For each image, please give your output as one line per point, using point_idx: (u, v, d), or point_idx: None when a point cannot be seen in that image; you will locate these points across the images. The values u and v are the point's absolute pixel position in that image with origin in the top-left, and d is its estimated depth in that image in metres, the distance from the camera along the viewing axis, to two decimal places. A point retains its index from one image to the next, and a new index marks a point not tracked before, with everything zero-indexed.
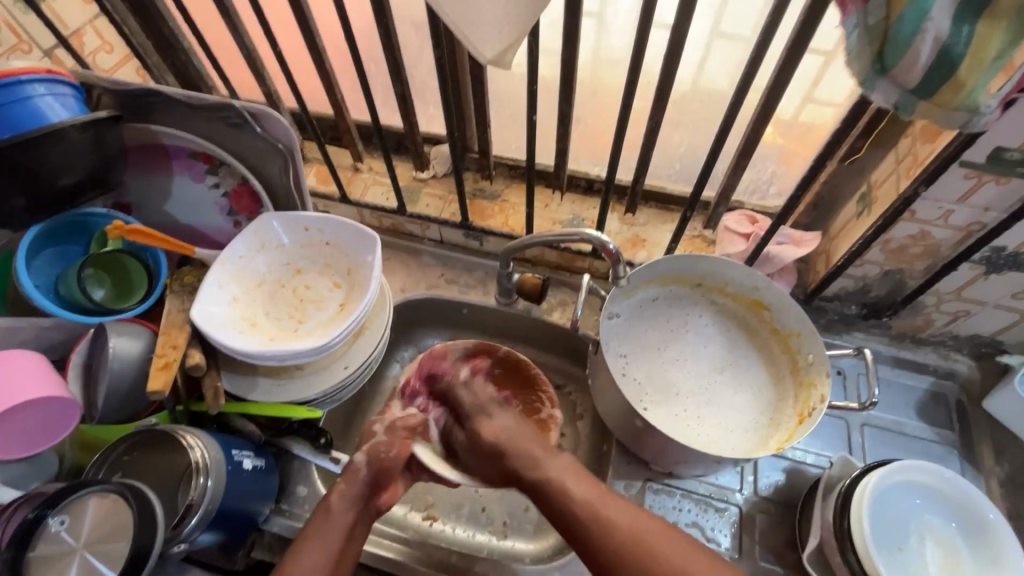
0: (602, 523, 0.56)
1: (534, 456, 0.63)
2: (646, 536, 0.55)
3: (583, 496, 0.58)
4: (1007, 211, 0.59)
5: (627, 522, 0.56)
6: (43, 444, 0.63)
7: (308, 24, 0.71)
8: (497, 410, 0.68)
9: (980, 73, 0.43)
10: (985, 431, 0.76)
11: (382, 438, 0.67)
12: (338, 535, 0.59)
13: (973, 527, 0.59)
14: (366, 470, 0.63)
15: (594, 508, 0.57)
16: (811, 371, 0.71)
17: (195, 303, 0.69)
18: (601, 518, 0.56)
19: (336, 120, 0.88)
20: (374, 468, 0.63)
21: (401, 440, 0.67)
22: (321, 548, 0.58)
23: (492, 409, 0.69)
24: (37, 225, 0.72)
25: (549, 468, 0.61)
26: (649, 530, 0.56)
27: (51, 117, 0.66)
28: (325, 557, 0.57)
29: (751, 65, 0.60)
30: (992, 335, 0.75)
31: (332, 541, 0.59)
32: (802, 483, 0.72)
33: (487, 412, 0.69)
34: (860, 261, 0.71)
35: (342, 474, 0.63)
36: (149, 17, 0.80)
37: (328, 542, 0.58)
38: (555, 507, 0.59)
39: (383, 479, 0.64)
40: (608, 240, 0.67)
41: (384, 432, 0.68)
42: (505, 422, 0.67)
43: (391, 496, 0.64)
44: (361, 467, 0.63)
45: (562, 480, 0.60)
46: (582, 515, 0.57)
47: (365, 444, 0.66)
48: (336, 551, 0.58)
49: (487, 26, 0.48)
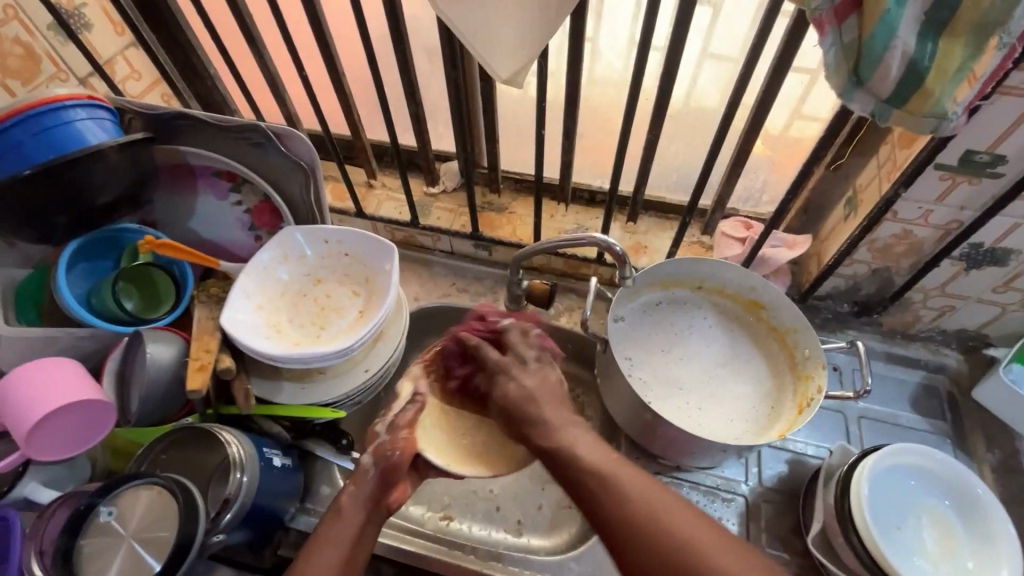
0: (620, 498, 0.52)
1: (550, 426, 0.61)
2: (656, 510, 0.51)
3: (597, 462, 0.56)
4: (981, 209, 0.64)
5: (640, 490, 0.53)
6: (81, 446, 0.66)
7: (330, 50, 0.76)
8: (518, 372, 0.67)
9: (945, 83, 0.48)
10: (976, 420, 0.80)
11: (385, 438, 0.67)
12: (348, 536, 0.59)
13: (966, 506, 0.63)
14: (374, 470, 0.64)
15: (603, 473, 0.55)
16: (808, 365, 0.75)
17: (225, 310, 0.73)
18: (612, 487, 0.53)
19: (352, 139, 0.93)
20: (382, 468, 0.65)
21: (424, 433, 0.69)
22: (333, 548, 0.58)
23: (517, 370, 0.68)
24: (74, 240, 0.76)
25: (564, 435, 0.60)
26: (667, 506, 0.51)
27: (90, 138, 0.71)
28: (339, 556, 0.57)
29: (740, 81, 0.65)
30: (977, 328, 0.79)
31: (343, 542, 0.59)
32: (804, 473, 0.76)
33: (513, 374, 0.67)
34: (850, 261, 0.76)
35: (352, 477, 0.64)
36: (180, 47, 0.86)
37: (340, 541, 0.59)
38: (571, 471, 0.57)
39: (390, 481, 0.65)
40: (614, 243, 0.72)
41: (387, 431, 0.68)
42: (525, 386, 0.66)
43: (400, 495, 0.65)
44: (370, 468, 0.64)
45: (575, 451, 0.57)
46: (594, 481, 0.54)
47: (369, 445, 0.67)
48: (345, 557, 0.58)
49: (502, 49, 0.54)
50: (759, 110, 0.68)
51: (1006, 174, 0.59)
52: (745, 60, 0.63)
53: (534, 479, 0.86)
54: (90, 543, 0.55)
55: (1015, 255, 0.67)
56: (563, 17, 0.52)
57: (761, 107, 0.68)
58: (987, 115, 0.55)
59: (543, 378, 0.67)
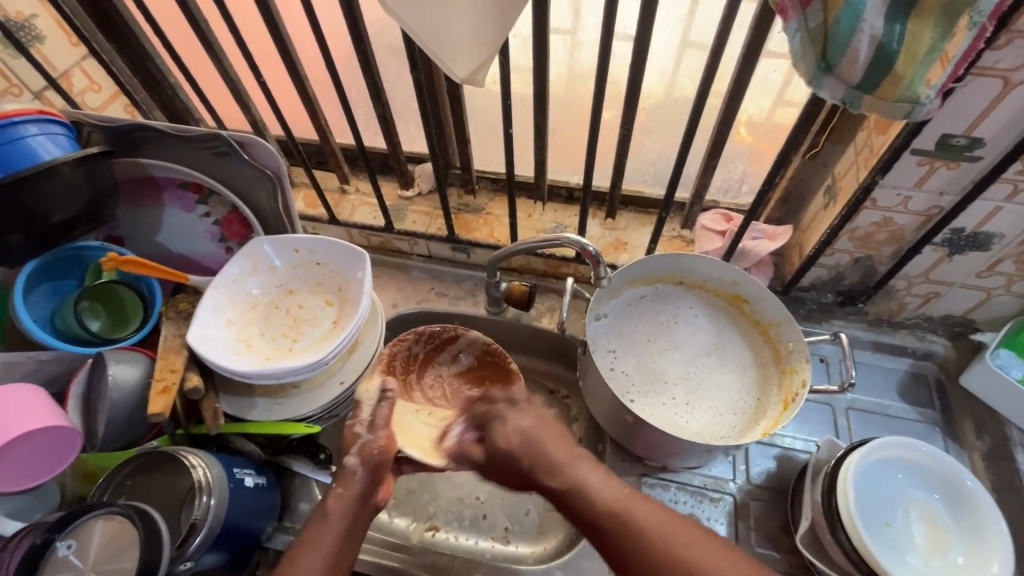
0: (643, 542, 0.50)
1: (557, 464, 0.58)
2: (675, 546, 0.50)
3: (610, 501, 0.54)
4: (960, 194, 0.62)
5: (657, 526, 0.51)
6: (45, 475, 0.64)
7: (290, 55, 0.74)
8: (512, 413, 0.65)
9: (916, 66, 0.46)
10: (965, 407, 0.78)
11: (367, 437, 0.64)
12: (331, 541, 0.57)
13: (954, 499, 0.62)
14: (361, 471, 0.62)
15: (622, 516, 0.52)
16: (792, 358, 0.74)
17: (191, 327, 0.70)
18: (627, 522, 0.52)
19: (321, 144, 0.90)
20: (369, 467, 0.62)
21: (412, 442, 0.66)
22: (318, 548, 0.56)
23: (509, 411, 0.66)
24: (32, 261, 0.73)
25: (573, 475, 0.57)
26: (683, 539, 0.50)
27: (43, 155, 0.69)
28: (322, 559, 0.56)
29: (710, 70, 0.63)
30: (963, 314, 0.78)
31: (325, 547, 0.57)
32: (792, 468, 0.74)
33: (503, 416, 0.65)
34: (831, 250, 0.74)
35: (337, 478, 0.62)
36: (137, 56, 0.83)
37: (325, 545, 0.57)
38: (583, 511, 0.55)
39: (380, 475, 0.63)
40: (588, 243, 0.70)
41: (368, 430, 0.65)
42: (522, 423, 0.63)
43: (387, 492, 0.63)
44: (356, 469, 0.62)
45: (588, 490, 0.55)
46: (614, 526, 0.52)
47: (351, 446, 0.64)
48: (330, 560, 0.56)
49: (458, 49, 0.52)
50: (732, 99, 0.66)
51: (984, 158, 0.58)
52: (712, 49, 0.61)
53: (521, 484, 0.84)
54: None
55: (997, 239, 0.66)
56: (517, 11, 0.49)
57: (734, 96, 0.66)
58: (961, 98, 0.53)
59: (537, 417, 0.65)
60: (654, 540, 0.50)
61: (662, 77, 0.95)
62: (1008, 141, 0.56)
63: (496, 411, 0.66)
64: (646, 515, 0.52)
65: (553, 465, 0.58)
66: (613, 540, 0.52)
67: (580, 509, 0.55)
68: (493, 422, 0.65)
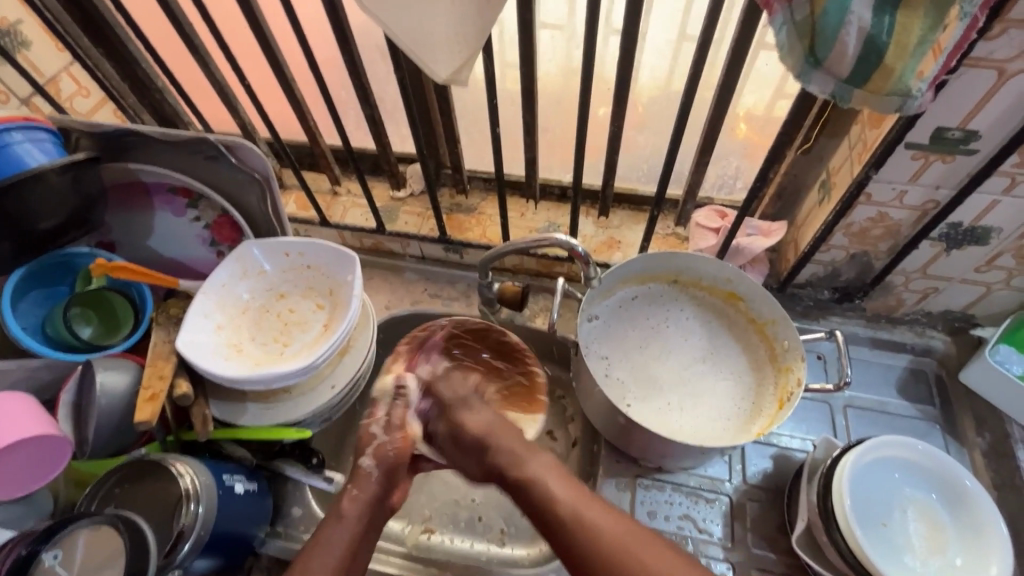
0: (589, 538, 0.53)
1: (518, 456, 0.61)
2: (632, 546, 0.52)
3: (568, 500, 0.56)
4: (956, 188, 0.61)
5: (613, 529, 0.53)
6: (36, 483, 0.64)
7: (276, 57, 0.73)
8: (478, 404, 0.66)
9: (906, 59, 0.45)
10: (965, 404, 0.77)
11: (383, 438, 0.65)
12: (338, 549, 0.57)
13: (952, 498, 0.61)
14: (376, 472, 0.63)
15: (574, 513, 0.55)
16: (788, 357, 0.73)
17: (181, 333, 0.70)
18: (584, 525, 0.54)
19: (311, 146, 0.90)
20: (384, 469, 0.64)
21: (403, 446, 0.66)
22: (327, 554, 0.57)
23: (472, 403, 0.67)
24: (20, 269, 0.73)
25: (530, 468, 0.59)
26: (640, 543, 0.52)
27: (30, 162, 0.68)
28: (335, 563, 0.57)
29: (698, 66, 0.62)
30: (962, 309, 0.77)
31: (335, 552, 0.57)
32: (789, 468, 0.73)
33: (470, 406, 0.66)
34: (826, 246, 0.73)
35: (353, 480, 0.63)
36: (123, 60, 0.83)
37: (334, 550, 0.57)
38: (542, 509, 0.57)
39: (394, 479, 0.64)
40: (577, 244, 0.69)
41: (384, 431, 0.65)
42: (488, 419, 0.64)
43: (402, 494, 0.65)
44: (372, 471, 0.63)
45: (541, 483, 0.58)
46: (564, 520, 0.55)
47: (368, 447, 0.65)
48: (344, 559, 0.57)
49: (439, 48, 0.51)
50: (723, 95, 0.65)
51: (980, 151, 0.57)
52: (700, 43, 0.60)
53: None
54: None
55: (996, 233, 0.65)
56: (497, 8, 0.48)
57: (725, 91, 0.65)
58: (956, 90, 0.52)
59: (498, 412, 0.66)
60: (602, 537, 0.53)
61: (657, 72, 0.93)
62: (1004, 133, 0.54)
63: (458, 403, 0.66)
64: (597, 513, 0.55)
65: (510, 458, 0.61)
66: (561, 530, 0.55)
67: (539, 507, 0.57)
68: (457, 415, 0.65)
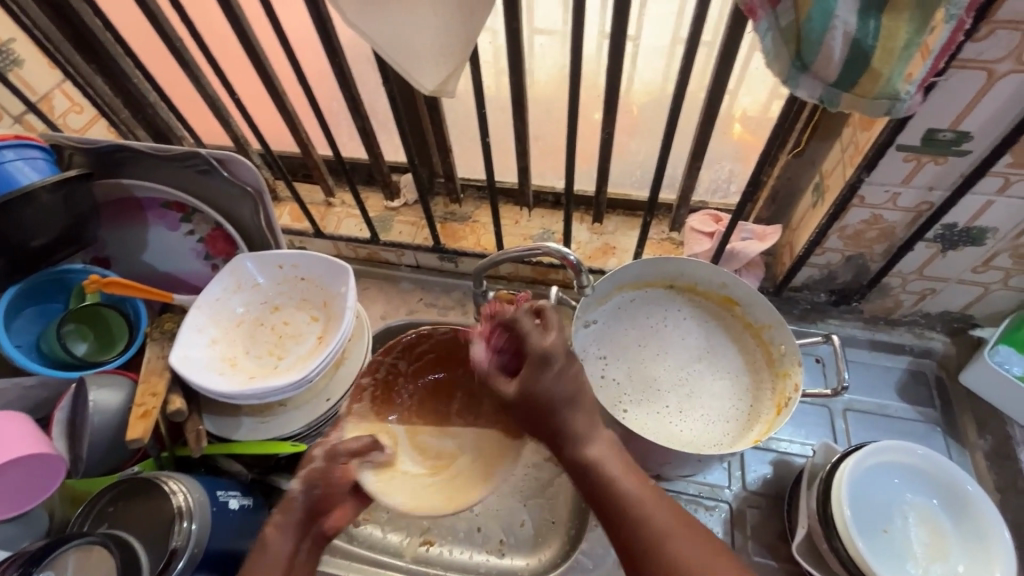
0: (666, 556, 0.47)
1: (570, 398, 0.52)
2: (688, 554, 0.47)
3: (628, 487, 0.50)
4: (950, 189, 0.60)
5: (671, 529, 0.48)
6: (30, 503, 0.64)
7: (265, 70, 0.73)
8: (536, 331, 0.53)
9: (893, 62, 0.45)
10: (966, 405, 0.76)
11: (321, 463, 0.59)
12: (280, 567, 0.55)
13: (953, 503, 0.60)
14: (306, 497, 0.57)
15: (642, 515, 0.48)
16: (785, 361, 0.72)
17: (174, 348, 0.70)
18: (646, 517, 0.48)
19: (304, 158, 0.90)
20: (315, 495, 0.57)
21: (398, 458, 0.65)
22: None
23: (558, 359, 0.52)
24: (13, 287, 0.73)
25: (594, 450, 0.52)
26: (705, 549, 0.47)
27: (21, 179, 0.68)
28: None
29: (685, 71, 0.62)
30: (961, 310, 0.76)
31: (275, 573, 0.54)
32: (789, 473, 0.73)
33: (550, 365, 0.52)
34: (821, 249, 0.73)
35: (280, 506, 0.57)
36: (115, 75, 0.82)
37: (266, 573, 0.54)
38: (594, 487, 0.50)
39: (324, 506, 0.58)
40: (569, 252, 0.68)
41: (325, 456, 0.59)
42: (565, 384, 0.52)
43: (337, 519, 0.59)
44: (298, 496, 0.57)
45: (607, 467, 0.51)
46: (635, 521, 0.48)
47: (303, 468, 0.59)
48: None
49: (425, 61, 0.51)
50: (712, 100, 0.65)
51: (972, 151, 0.56)
52: (687, 48, 0.59)
53: (515, 496, 0.82)
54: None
55: (992, 233, 0.64)
56: (482, 17, 0.49)
57: (714, 96, 0.65)
58: (944, 92, 0.51)
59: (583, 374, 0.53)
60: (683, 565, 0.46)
61: (654, 74, 0.91)
62: (996, 133, 0.54)
63: (537, 358, 0.52)
64: (684, 538, 0.48)
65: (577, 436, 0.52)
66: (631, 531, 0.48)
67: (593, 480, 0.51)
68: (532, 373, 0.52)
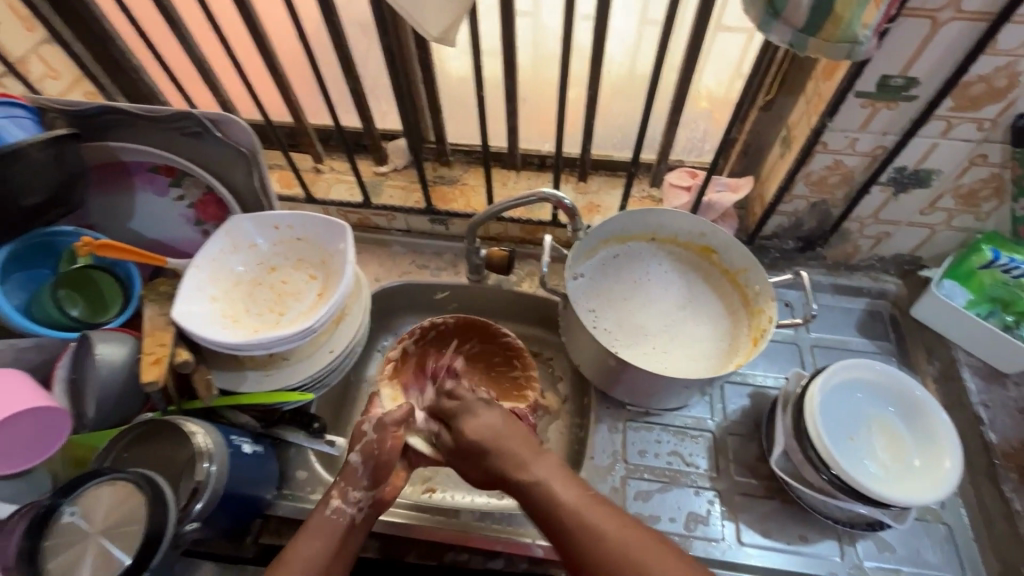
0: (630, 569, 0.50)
1: (521, 461, 0.59)
2: (636, 553, 0.51)
3: (573, 501, 0.55)
4: (901, 132, 0.67)
5: (617, 534, 0.52)
6: (33, 460, 0.64)
7: (257, 30, 0.74)
8: (483, 409, 0.64)
9: (853, 7, 0.50)
10: (917, 336, 0.84)
11: (373, 436, 0.65)
12: (338, 529, 0.60)
13: (911, 413, 0.67)
14: (363, 468, 0.63)
15: (581, 516, 0.54)
16: (760, 300, 0.79)
17: (175, 303, 0.70)
18: (587, 526, 0.53)
19: (294, 124, 0.91)
20: (371, 465, 0.63)
21: (390, 430, 0.65)
22: (323, 539, 0.59)
23: (480, 408, 0.65)
24: (5, 248, 0.72)
25: (535, 472, 0.58)
26: (646, 552, 0.51)
27: (9, 136, 0.68)
28: (329, 547, 0.59)
29: (666, 29, 0.67)
30: (911, 252, 0.84)
31: (331, 535, 0.59)
32: (765, 403, 0.80)
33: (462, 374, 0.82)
34: (790, 197, 0.79)
35: (342, 474, 0.63)
36: (98, 39, 0.83)
37: (326, 535, 0.59)
38: (543, 509, 0.56)
39: (380, 474, 0.64)
40: (563, 197, 0.73)
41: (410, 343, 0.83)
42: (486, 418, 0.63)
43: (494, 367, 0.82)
44: (358, 466, 0.63)
45: (562, 503, 0.55)
46: (588, 535, 0.52)
47: (357, 443, 0.65)
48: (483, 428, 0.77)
49: (429, 6, 0.54)
50: (691, 54, 0.70)
51: (919, 96, 0.63)
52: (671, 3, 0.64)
53: None
54: (58, 566, 0.52)
55: (937, 175, 0.72)
56: None
57: (692, 52, 0.70)
58: (896, 38, 0.58)
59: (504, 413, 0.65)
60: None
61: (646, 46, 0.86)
62: (940, 78, 0.61)
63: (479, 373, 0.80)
64: (633, 547, 0.51)
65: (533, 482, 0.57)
66: (569, 534, 0.53)
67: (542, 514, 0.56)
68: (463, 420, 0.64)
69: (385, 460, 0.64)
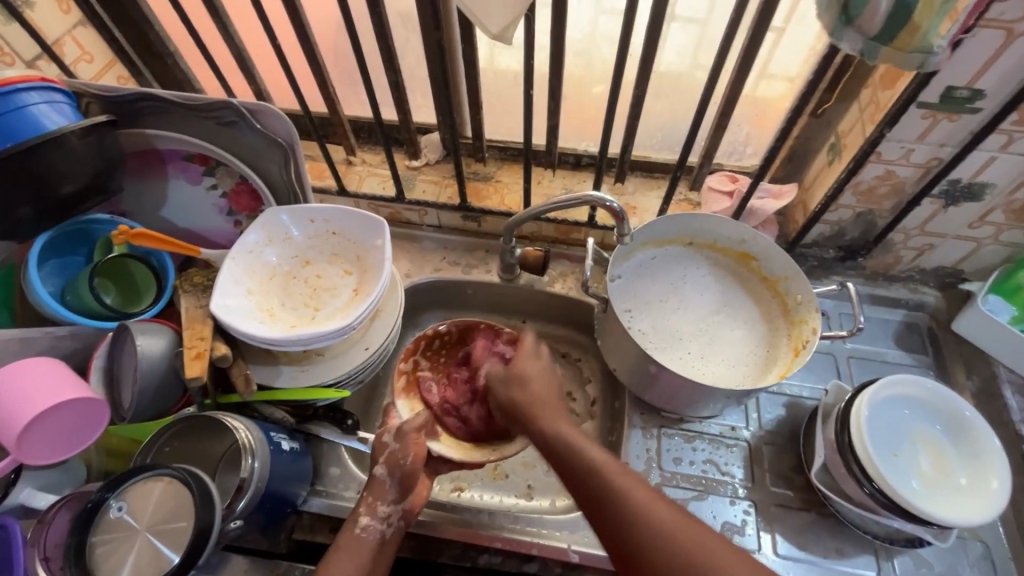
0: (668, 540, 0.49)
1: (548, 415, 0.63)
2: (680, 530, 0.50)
3: (605, 466, 0.56)
4: (959, 144, 0.66)
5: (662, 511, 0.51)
6: (69, 451, 0.63)
7: (301, 20, 0.72)
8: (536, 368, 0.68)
9: (931, 17, 0.49)
10: (955, 349, 0.83)
11: (396, 446, 0.66)
12: (370, 544, 0.61)
13: (956, 429, 0.67)
14: (390, 480, 0.64)
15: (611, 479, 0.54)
16: (801, 309, 0.78)
17: (214, 296, 0.70)
18: (629, 500, 0.53)
19: (329, 115, 0.90)
20: (399, 476, 0.65)
21: (412, 438, 0.67)
22: (355, 559, 0.59)
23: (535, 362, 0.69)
24: (43, 234, 0.71)
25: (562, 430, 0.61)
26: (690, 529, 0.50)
27: (48, 124, 0.64)
28: (363, 564, 0.59)
29: (728, 29, 0.65)
30: (953, 265, 0.83)
31: (365, 551, 0.60)
32: (800, 413, 0.79)
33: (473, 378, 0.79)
34: (835, 207, 0.78)
35: (369, 489, 0.64)
36: (136, 24, 0.82)
37: (360, 551, 0.60)
38: (575, 472, 0.57)
39: (408, 484, 0.65)
40: (608, 199, 0.70)
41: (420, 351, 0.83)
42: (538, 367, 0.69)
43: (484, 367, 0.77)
44: (386, 478, 0.65)
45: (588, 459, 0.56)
46: (624, 499, 0.53)
47: (380, 455, 0.66)
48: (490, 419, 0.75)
49: (492, 6, 0.53)
50: (745, 58, 0.68)
51: (983, 109, 0.61)
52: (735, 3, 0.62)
53: None
54: (105, 562, 0.53)
55: (990, 189, 0.70)
56: None
57: (746, 57, 0.68)
58: (968, 47, 0.56)
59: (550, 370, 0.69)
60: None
61: (681, 57, 0.84)
62: (1007, 91, 0.59)
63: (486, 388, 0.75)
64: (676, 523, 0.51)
65: (572, 449, 0.58)
66: (607, 505, 0.53)
67: (573, 469, 0.57)
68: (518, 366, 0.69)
69: (411, 470, 0.65)
